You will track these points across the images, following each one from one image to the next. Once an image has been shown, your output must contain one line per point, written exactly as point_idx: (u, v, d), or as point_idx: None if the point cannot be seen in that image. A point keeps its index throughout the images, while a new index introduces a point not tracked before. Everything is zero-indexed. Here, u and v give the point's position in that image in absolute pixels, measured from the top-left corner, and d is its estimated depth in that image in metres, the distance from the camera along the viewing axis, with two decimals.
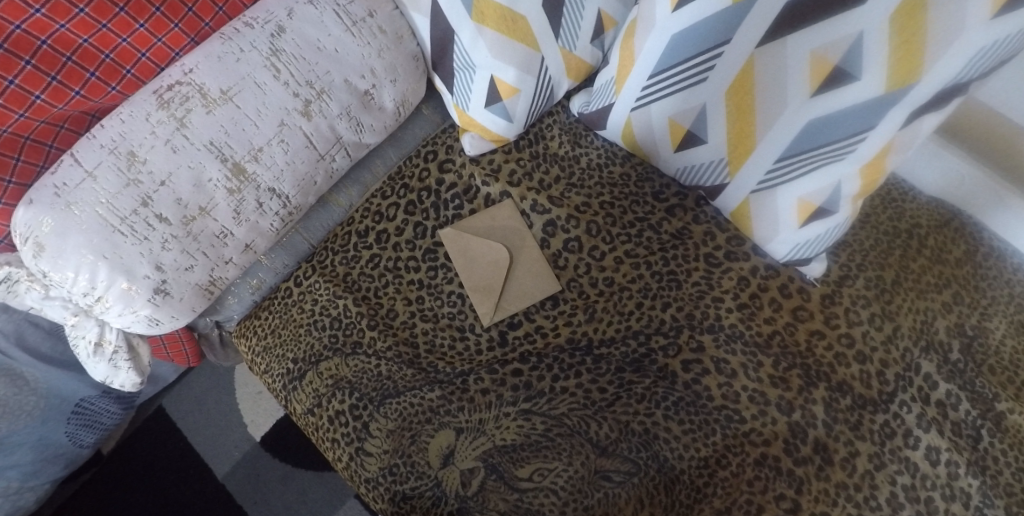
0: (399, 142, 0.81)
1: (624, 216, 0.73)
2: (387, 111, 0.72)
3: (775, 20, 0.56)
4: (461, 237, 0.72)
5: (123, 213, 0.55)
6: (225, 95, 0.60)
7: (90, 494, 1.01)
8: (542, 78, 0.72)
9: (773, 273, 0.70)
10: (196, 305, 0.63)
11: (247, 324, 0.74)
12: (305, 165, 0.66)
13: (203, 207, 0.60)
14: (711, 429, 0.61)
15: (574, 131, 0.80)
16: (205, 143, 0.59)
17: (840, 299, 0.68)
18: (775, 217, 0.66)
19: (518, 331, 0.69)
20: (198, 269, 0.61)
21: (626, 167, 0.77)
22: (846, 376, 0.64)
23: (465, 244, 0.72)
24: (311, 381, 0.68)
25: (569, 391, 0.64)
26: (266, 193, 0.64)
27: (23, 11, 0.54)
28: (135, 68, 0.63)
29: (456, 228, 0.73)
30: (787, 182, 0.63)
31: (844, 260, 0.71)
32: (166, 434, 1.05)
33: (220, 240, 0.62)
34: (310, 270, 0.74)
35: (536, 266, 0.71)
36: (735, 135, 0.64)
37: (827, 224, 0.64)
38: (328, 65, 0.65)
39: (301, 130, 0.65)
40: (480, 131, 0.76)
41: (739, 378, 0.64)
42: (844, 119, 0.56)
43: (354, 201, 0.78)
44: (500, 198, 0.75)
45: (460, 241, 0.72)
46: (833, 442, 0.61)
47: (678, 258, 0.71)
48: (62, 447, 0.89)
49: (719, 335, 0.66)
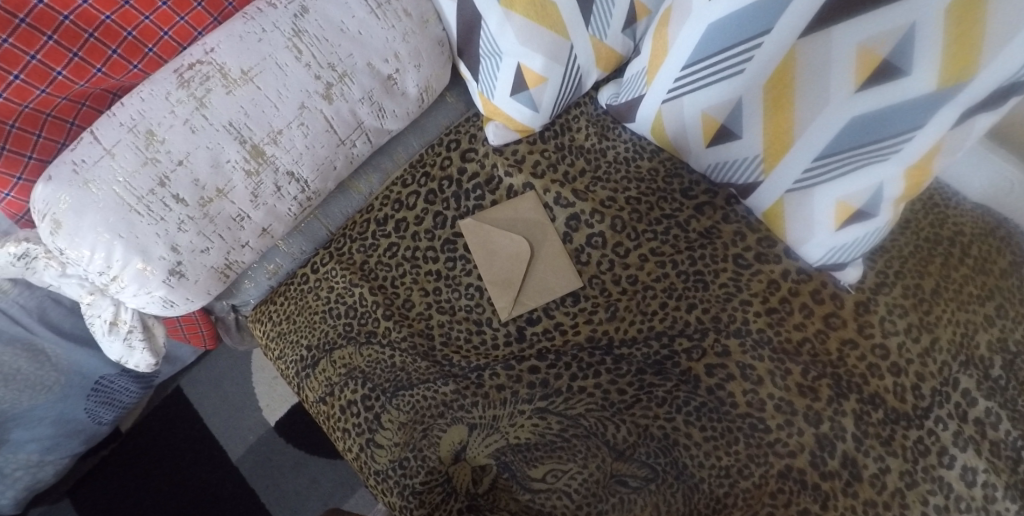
0: (421, 129, 0.79)
1: (651, 212, 0.72)
2: (409, 97, 0.71)
3: (821, 9, 0.52)
4: (481, 228, 0.71)
5: (140, 193, 0.55)
6: (246, 75, 0.59)
7: (108, 469, 1.03)
8: (570, 67, 0.69)
9: (805, 277, 0.67)
10: (211, 288, 0.63)
11: (262, 309, 0.73)
12: (324, 150, 0.65)
13: (221, 189, 0.59)
14: (734, 437, 0.59)
15: (602, 124, 0.78)
16: (224, 124, 0.58)
17: (876, 307, 0.65)
18: (810, 219, 0.63)
19: (537, 327, 0.67)
20: (214, 252, 0.60)
21: (655, 162, 0.75)
22: (879, 388, 0.61)
23: (486, 235, 0.71)
24: (323, 369, 0.67)
25: (586, 391, 0.62)
26: (284, 177, 0.63)
27: None
28: (157, 47, 0.62)
29: (477, 220, 0.72)
30: (825, 182, 0.60)
31: (882, 267, 0.68)
32: (182, 414, 1.06)
33: (237, 223, 0.61)
34: (327, 257, 0.73)
35: (556, 261, 0.70)
36: (771, 131, 0.61)
37: (866, 228, 0.60)
38: (351, 48, 0.64)
39: (322, 114, 0.63)
40: (505, 120, 0.74)
41: (765, 386, 0.61)
42: (891, 116, 0.53)
43: (374, 188, 0.77)
44: (522, 190, 0.74)
45: (480, 232, 0.71)
46: (863, 457, 0.58)
47: (705, 259, 0.68)
48: (81, 423, 0.91)
49: (746, 340, 0.64)
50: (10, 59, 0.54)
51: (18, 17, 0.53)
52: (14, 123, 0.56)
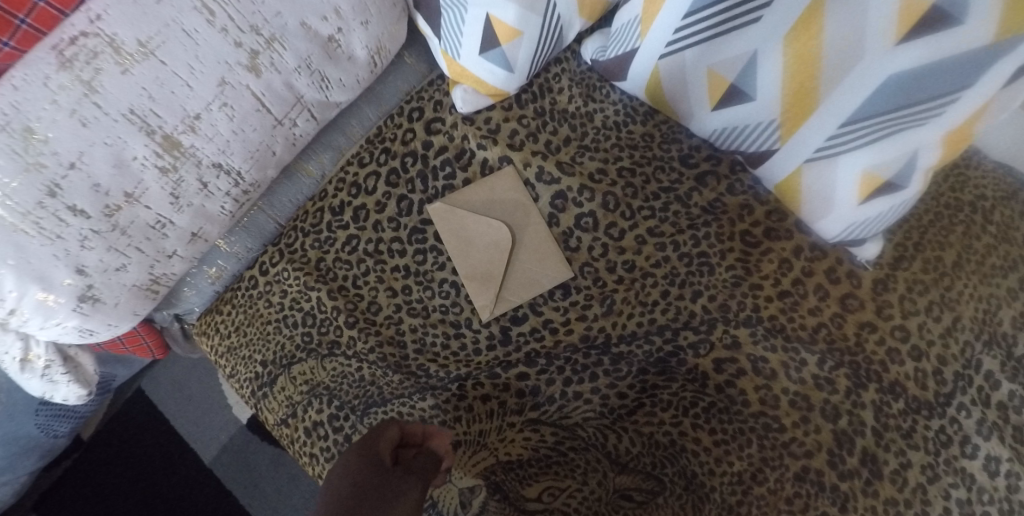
0: (378, 97, 0.68)
1: (646, 186, 0.63)
2: (358, 62, 0.59)
3: None
4: (454, 213, 0.62)
5: (25, 208, 0.43)
6: (144, 48, 0.45)
7: (74, 482, 0.96)
8: (549, 18, 0.58)
9: (820, 254, 0.60)
10: (138, 308, 0.53)
11: (208, 319, 0.64)
12: (257, 134, 0.54)
13: (130, 193, 0.47)
14: (747, 439, 0.54)
15: (587, 83, 0.68)
16: (123, 113, 0.45)
17: (895, 284, 0.59)
18: (831, 193, 0.55)
19: (524, 326, 0.59)
20: (134, 268, 0.50)
21: (649, 126, 0.66)
22: (899, 376, 0.56)
23: (459, 222, 0.62)
24: (283, 388, 0.58)
25: (583, 398, 0.55)
26: (210, 170, 0.52)
27: None
28: (31, 17, 0.45)
29: (449, 204, 0.63)
30: (852, 151, 0.51)
31: (900, 238, 0.62)
32: (148, 417, 0.99)
33: (158, 231, 0.51)
34: (278, 256, 0.63)
35: (542, 249, 0.61)
36: (791, 92, 0.51)
37: (892, 200, 0.53)
38: (278, 5, 0.50)
39: (249, 90, 0.51)
40: (474, 84, 0.63)
41: (779, 380, 0.56)
42: (936, 77, 0.44)
43: (327, 170, 0.66)
44: (499, 168, 0.65)
45: (453, 218, 0.62)
46: (883, 452, 0.54)
47: (710, 238, 0.61)
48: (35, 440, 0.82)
49: (757, 329, 0.57)
50: None
51: None
52: None
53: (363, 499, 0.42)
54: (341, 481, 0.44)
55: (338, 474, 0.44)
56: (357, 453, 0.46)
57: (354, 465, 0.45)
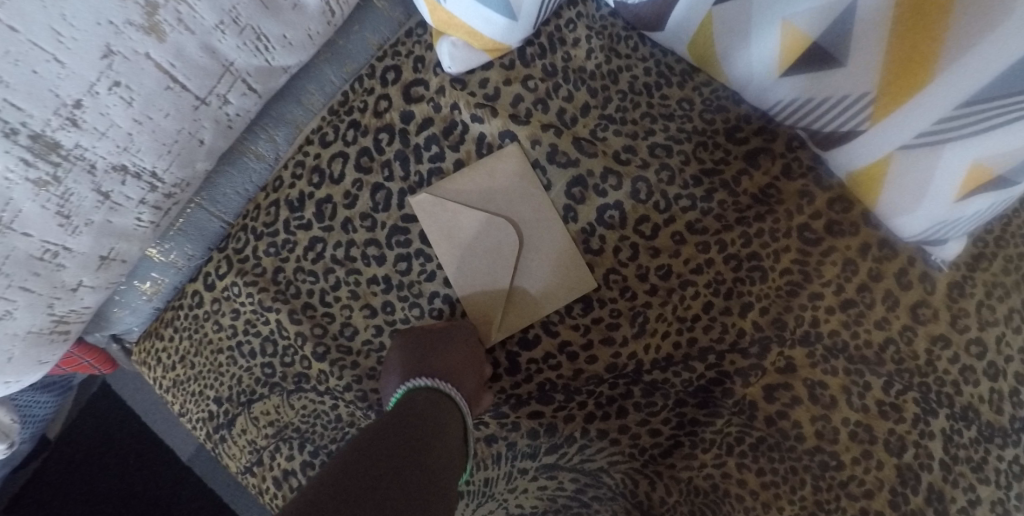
0: (342, 55, 0.52)
1: (686, 169, 0.51)
2: (307, 10, 0.43)
3: None
4: (444, 207, 0.50)
5: None
6: None
7: (39, 488, 0.86)
8: None
9: (890, 253, 0.49)
10: (45, 354, 0.42)
11: (147, 344, 0.53)
12: (171, 120, 0.40)
13: None
14: (799, 480, 0.46)
15: (608, 33, 0.53)
16: None
17: (973, 288, 0.50)
18: (922, 185, 0.43)
19: (536, 351, 0.49)
20: (25, 313, 0.38)
21: (687, 90, 0.52)
22: (973, 398, 0.48)
23: (451, 219, 0.50)
24: (244, 431, 0.49)
25: (609, 438, 0.47)
26: (111, 175, 0.39)
27: None
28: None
29: (437, 195, 0.50)
30: (967, 137, 0.39)
31: (981, 231, 0.52)
32: (116, 413, 0.88)
33: (49, 261, 0.38)
34: (225, 265, 0.51)
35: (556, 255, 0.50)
36: (898, 55, 0.39)
37: (999, 196, 0.42)
38: None
39: (150, 60, 0.37)
40: (464, 36, 0.48)
41: (839, 409, 0.47)
42: None
43: (281, 152, 0.52)
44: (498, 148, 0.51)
45: (443, 214, 0.50)
46: (951, 489, 0.47)
47: (763, 236, 0.50)
48: None
49: (816, 349, 0.48)
50: None
51: None
52: None
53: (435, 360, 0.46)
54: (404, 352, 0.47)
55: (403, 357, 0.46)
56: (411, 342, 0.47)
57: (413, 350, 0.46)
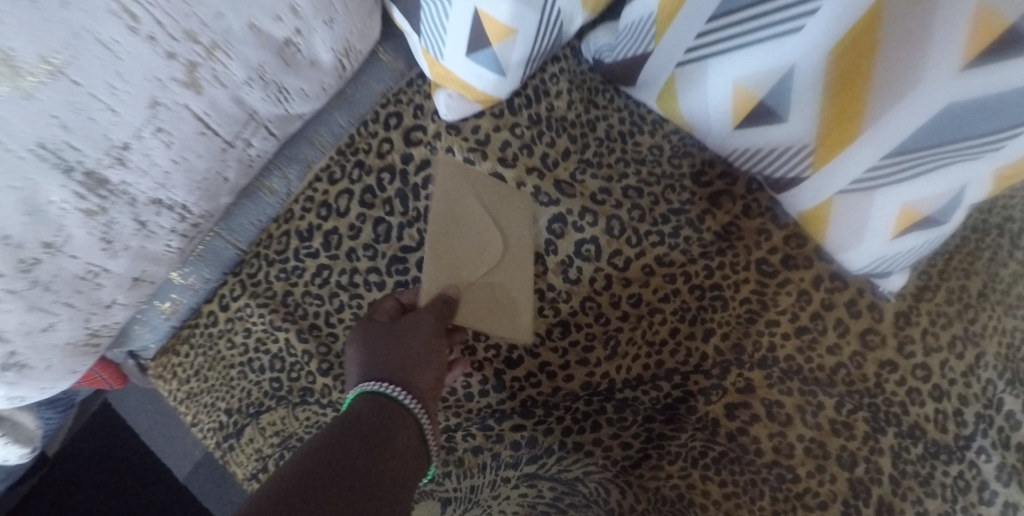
0: (349, 102, 0.59)
1: (655, 208, 0.57)
2: (323, 66, 0.51)
3: None
4: (461, 186, 0.54)
5: None
6: (52, 66, 0.35)
7: (36, 503, 0.88)
8: (548, 12, 0.50)
9: (840, 285, 0.55)
10: (77, 364, 0.47)
11: (163, 361, 0.57)
12: (203, 161, 0.46)
13: (50, 243, 0.40)
14: (758, 491, 0.50)
15: (588, 86, 0.61)
16: (30, 146, 0.36)
17: (917, 317, 0.55)
18: (861, 226, 0.49)
19: (518, 370, 0.53)
20: (65, 326, 0.43)
21: (658, 138, 0.59)
22: (919, 418, 0.53)
23: (460, 199, 0.53)
24: (251, 440, 0.54)
25: (585, 450, 0.51)
26: (148, 207, 0.45)
27: None
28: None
29: (462, 175, 0.54)
30: (893, 183, 0.45)
31: (925, 265, 0.58)
32: (116, 430, 0.92)
33: (90, 281, 0.44)
34: (239, 288, 0.56)
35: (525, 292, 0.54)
36: (829, 115, 0.45)
37: (927, 234, 0.48)
38: (219, 3, 0.41)
39: (189, 110, 0.43)
40: (459, 88, 0.55)
41: (794, 426, 0.52)
42: (1002, 109, 0.38)
43: (292, 187, 0.58)
44: (507, 183, 0.56)
45: (457, 191, 0.53)
46: (900, 502, 0.51)
47: (724, 268, 0.55)
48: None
49: (772, 371, 0.53)
50: None
51: None
52: None
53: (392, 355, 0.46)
54: (366, 340, 0.48)
55: (364, 344, 0.47)
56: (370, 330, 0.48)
57: (370, 336, 0.48)
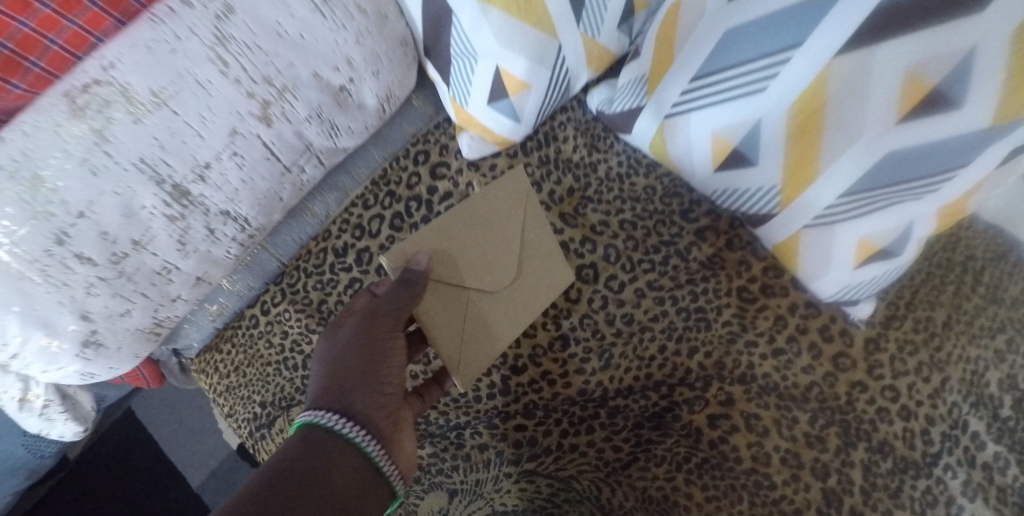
0: (384, 139, 0.68)
1: (648, 239, 0.65)
2: (368, 109, 0.61)
3: (860, 26, 0.44)
4: (519, 214, 0.59)
5: (33, 256, 0.44)
6: (157, 98, 0.46)
7: (55, 504, 0.94)
8: (558, 70, 0.60)
9: (814, 311, 0.61)
10: (140, 350, 0.54)
11: (208, 357, 0.65)
12: (266, 182, 0.55)
13: (138, 240, 0.49)
14: (737, 496, 0.55)
15: (591, 133, 0.70)
16: (134, 161, 0.47)
17: (886, 344, 0.61)
18: (827, 257, 0.56)
19: (523, 377, 0.59)
20: (138, 313, 0.51)
21: (651, 179, 0.67)
22: (888, 435, 0.57)
23: (507, 219, 0.59)
24: (281, 430, 0.60)
25: (579, 450, 0.58)
26: (218, 217, 0.53)
27: (29, 5, 0.47)
28: (62, 38, 0.49)
29: (524, 210, 0.60)
30: (850, 218, 0.53)
31: (893, 297, 0.64)
32: (135, 438, 0.98)
33: (163, 277, 0.52)
34: (279, 295, 0.64)
35: (498, 344, 0.57)
36: (792, 160, 0.52)
37: (886, 266, 0.55)
38: (291, 56, 0.52)
39: (259, 139, 0.53)
40: (480, 131, 0.65)
41: (771, 437, 0.57)
42: (932, 155, 0.46)
43: (331, 210, 0.66)
44: (543, 225, 0.60)
45: (513, 212, 0.59)
46: (870, 511, 0.55)
47: (708, 293, 0.62)
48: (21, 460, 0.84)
49: (751, 387, 0.58)
50: (8, 67, 0.48)
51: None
52: None
53: (345, 381, 0.50)
54: (331, 356, 0.52)
55: (328, 359, 0.52)
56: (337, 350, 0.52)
57: (335, 352, 0.52)
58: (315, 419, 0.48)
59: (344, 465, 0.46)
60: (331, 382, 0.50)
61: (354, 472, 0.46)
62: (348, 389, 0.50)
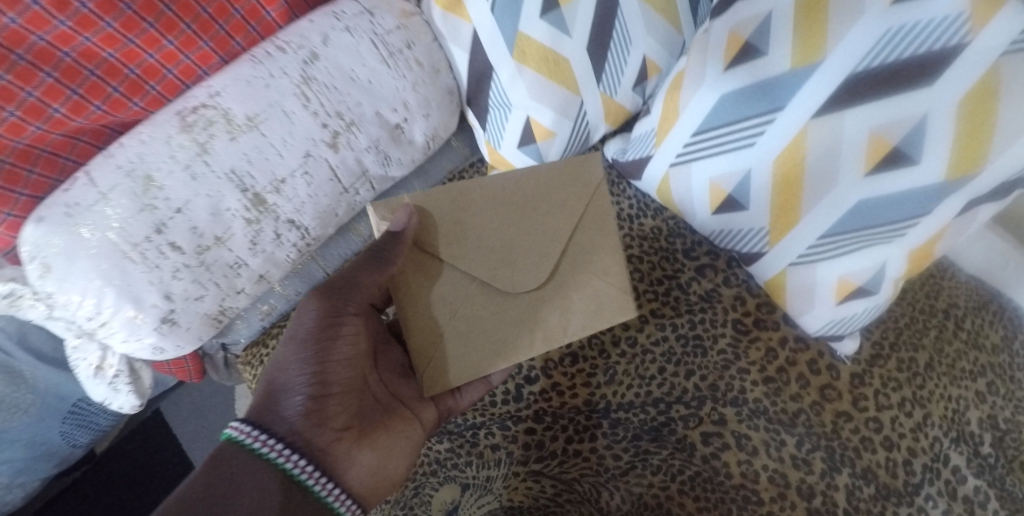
0: (425, 173, 0.78)
1: (653, 272, 0.71)
2: (416, 145, 0.71)
3: (832, 94, 0.53)
4: (569, 208, 0.54)
5: (135, 239, 0.53)
6: (251, 122, 0.58)
7: (77, 494, 1.01)
8: (579, 122, 0.71)
9: (803, 346, 0.67)
10: (202, 334, 0.62)
11: (253, 352, 0.72)
12: (327, 198, 0.65)
13: (219, 237, 0.58)
14: (726, 508, 0.60)
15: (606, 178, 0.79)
16: (226, 171, 0.57)
17: (871, 379, 0.66)
18: (812, 293, 0.63)
19: (535, 386, 0.64)
20: (208, 299, 0.59)
21: (658, 221, 0.76)
22: (871, 463, 0.62)
23: (553, 210, 0.54)
24: None
25: (582, 456, 0.63)
26: (285, 224, 0.63)
27: (158, 42, 0.58)
28: (177, 69, 0.61)
29: (576, 209, 0.54)
30: (830, 258, 0.60)
31: (878, 337, 0.69)
32: (160, 437, 1.06)
33: (234, 270, 0.60)
34: None
35: (468, 345, 0.51)
36: (778, 204, 0.60)
37: (865, 303, 0.62)
38: (360, 97, 0.64)
39: (327, 162, 0.63)
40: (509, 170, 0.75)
41: (760, 456, 0.61)
42: (898, 204, 0.54)
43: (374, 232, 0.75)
44: (594, 228, 0.56)
45: (563, 204, 0.54)
46: None
47: (705, 323, 0.68)
48: (55, 445, 0.91)
49: (742, 409, 0.63)
50: (133, 88, 0.59)
51: (129, 68, 0.58)
52: (96, 71, 0.56)
53: (279, 386, 0.50)
54: (282, 353, 0.51)
55: (280, 353, 0.51)
56: (289, 340, 0.51)
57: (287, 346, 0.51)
58: (235, 435, 0.47)
59: (255, 487, 0.45)
60: (272, 383, 0.51)
61: (268, 497, 0.45)
62: (280, 397, 0.50)
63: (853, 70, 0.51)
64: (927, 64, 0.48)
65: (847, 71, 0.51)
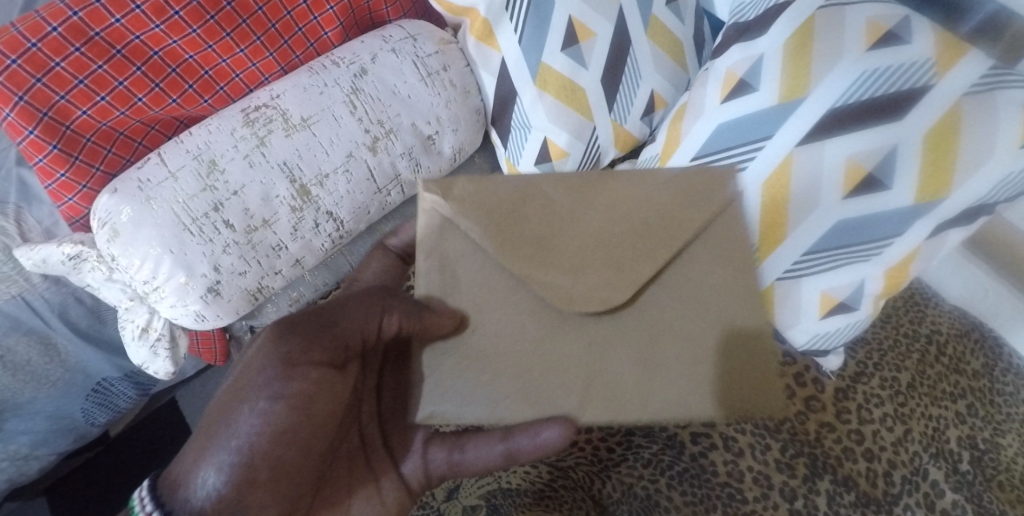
0: None
1: None
2: (444, 156, 0.79)
3: (815, 124, 0.59)
4: (646, 225, 0.60)
5: (195, 214, 0.61)
6: (304, 122, 0.66)
7: (88, 474, 1.05)
8: (591, 145, 0.79)
9: (791, 360, 0.71)
10: (240, 308, 0.68)
11: None
12: (363, 195, 0.72)
13: (266, 219, 0.65)
14: (712, 504, 0.65)
15: None
16: (279, 163, 0.65)
17: (854, 394, 0.70)
18: (796, 309, 0.67)
19: None
20: (250, 276, 0.66)
21: None
22: (852, 471, 0.67)
23: (628, 227, 0.60)
24: None
25: (578, 445, 0.68)
26: (324, 215, 0.70)
27: (231, 50, 0.67)
28: (244, 74, 0.70)
29: (655, 231, 0.60)
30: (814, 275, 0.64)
31: (862, 357, 0.73)
32: (173, 423, 1.11)
33: (275, 252, 0.67)
34: None
35: (520, 354, 0.59)
36: (766, 225, 0.64)
37: (846, 319, 0.66)
38: (399, 108, 0.72)
39: (366, 164, 0.71)
40: None
41: (745, 458, 0.66)
42: (873, 225, 0.60)
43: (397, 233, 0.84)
44: (684, 256, 0.61)
45: (641, 222, 0.60)
46: None
47: None
48: (75, 421, 0.96)
49: None
50: (205, 87, 0.68)
51: (204, 69, 0.67)
52: (177, 70, 0.65)
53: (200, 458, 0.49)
54: (227, 400, 0.51)
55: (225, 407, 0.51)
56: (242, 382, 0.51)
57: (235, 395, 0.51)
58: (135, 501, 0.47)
59: None
60: (196, 448, 0.49)
61: None
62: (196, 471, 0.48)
63: (831, 105, 0.58)
64: (895, 103, 0.56)
65: (827, 106, 0.59)
